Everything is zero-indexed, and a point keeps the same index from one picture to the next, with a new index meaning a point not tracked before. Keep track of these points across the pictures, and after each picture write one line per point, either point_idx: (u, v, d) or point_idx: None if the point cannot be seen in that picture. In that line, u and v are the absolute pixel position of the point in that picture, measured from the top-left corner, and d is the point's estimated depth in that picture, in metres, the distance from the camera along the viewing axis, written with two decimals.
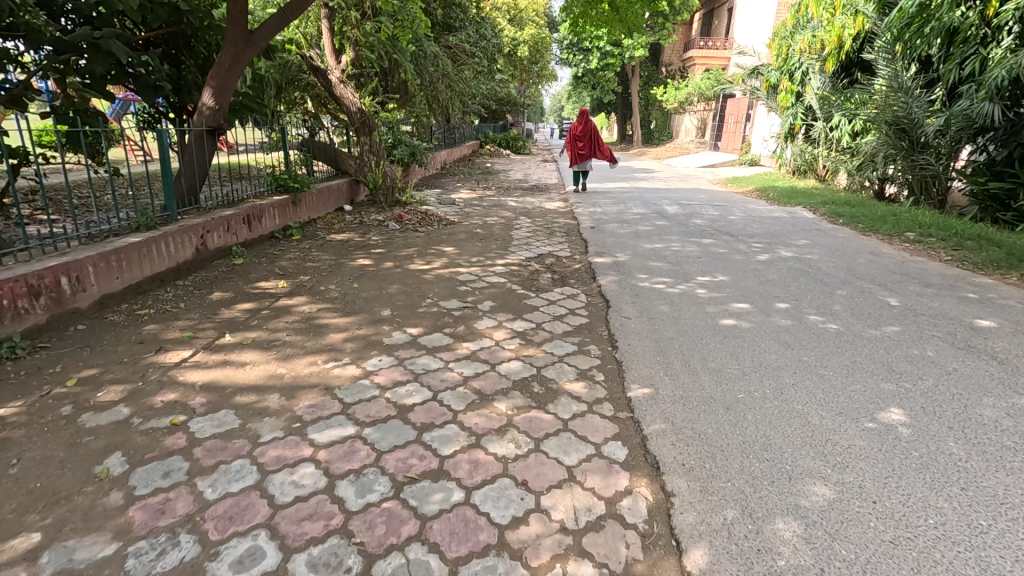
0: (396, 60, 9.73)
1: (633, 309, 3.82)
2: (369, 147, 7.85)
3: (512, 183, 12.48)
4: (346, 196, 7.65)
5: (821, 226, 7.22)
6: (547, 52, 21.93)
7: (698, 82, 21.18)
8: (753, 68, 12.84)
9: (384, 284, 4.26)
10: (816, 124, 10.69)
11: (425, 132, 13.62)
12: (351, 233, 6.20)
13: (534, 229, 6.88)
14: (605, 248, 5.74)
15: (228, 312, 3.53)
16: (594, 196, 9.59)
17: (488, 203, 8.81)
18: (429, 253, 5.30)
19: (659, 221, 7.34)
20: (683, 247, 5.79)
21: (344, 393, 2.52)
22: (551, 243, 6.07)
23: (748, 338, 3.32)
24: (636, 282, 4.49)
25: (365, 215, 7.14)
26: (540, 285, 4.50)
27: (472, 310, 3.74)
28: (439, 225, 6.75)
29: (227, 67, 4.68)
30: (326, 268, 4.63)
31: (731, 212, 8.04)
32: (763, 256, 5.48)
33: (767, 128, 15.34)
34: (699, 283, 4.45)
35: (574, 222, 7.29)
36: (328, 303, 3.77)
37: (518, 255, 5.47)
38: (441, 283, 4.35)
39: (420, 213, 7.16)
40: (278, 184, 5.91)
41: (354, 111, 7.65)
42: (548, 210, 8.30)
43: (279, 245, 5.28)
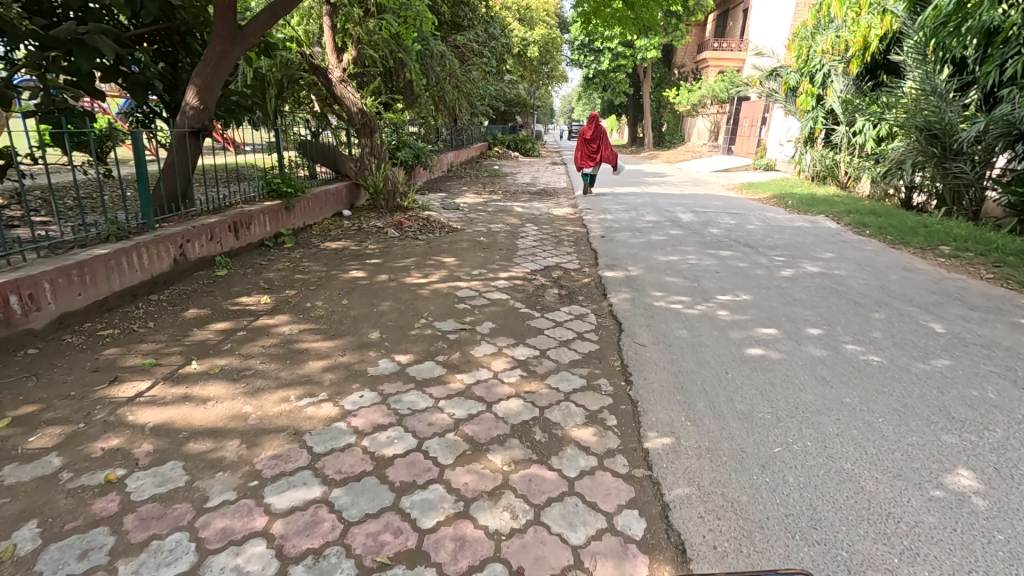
0: (401, 59, 9.41)
1: (648, 334, 3.43)
2: (370, 149, 7.52)
3: (519, 186, 12.14)
4: (345, 200, 7.33)
5: (845, 237, 6.80)
6: (558, 53, 21.54)
7: (712, 84, 20.72)
8: (772, 68, 12.30)
9: (375, 300, 3.91)
10: (838, 129, 10.23)
11: (431, 134, 13.30)
12: (348, 240, 5.88)
13: (541, 237, 6.52)
14: (616, 260, 5.37)
15: (200, 333, 3.21)
16: (605, 202, 9.21)
17: (493, 208, 8.47)
18: (428, 264, 4.96)
19: (673, 230, 6.95)
20: (700, 260, 5.40)
21: (315, 441, 2.18)
22: (559, 254, 5.71)
23: (780, 372, 2.92)
24: (651, 301, 4.11)
25: (364, 221, 6.82)
26: (545, 303, 4.14)
27: (469, 333, 3.38)
28: (440, 233, 6.42)
29: (213, 65, 4.37)
30: (315, 281, 4.30)
31: (749, 221, 7.62)
32: (787, 271, 5.08)
33: (783, 132, 14.88)
34: (720, 303, 4.06)
35: (584, 230, 6.93)
36: (312, 323, 3.43)
37: (523, 267, 5.11)
38: (438, 300, 4.00)
39: (422, 220, 6.83)
40: (270, 188, 5.57)
41: (355, 111, 7.36)
42: (556, 217, 7.92)
43: (268, 254, 4.96)
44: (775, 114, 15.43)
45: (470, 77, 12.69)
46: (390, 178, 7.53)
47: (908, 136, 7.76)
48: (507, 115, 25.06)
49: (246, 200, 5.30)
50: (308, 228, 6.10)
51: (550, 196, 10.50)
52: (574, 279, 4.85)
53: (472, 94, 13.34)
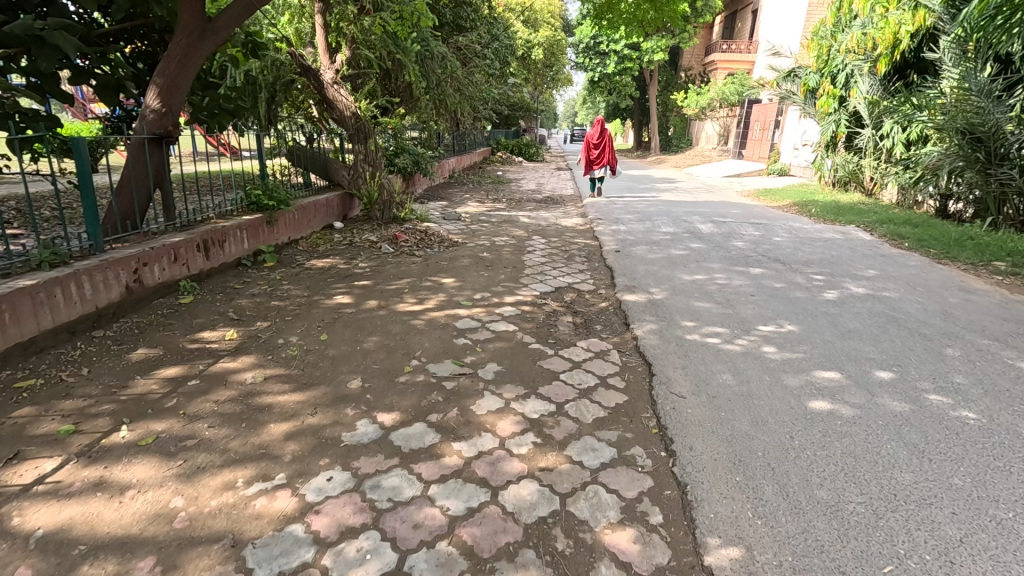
0: (399, 61, 8.91)
1: (685, 379, 2.85)
2: (364, 156, 6.99)
3: (524, 194, 11.59)
4: (336, 211, 6.78)
5: (883, 250, 6.21)
6: (563, 56, 21.04)
7: (721, 87, 20.16)
8: (790, 69, 11.63)
9: (360, 334, 3.35)
10: (862, 132, 9.64)
11: (432, 139, 12.76)
12: (337, 257, 5.33)
13: (550, 252, 5.95)
14: (636, 280, 4.79)
15: (142, 382, 2.64)
16: (616, 211, 8.64)
17: (497, 219, 7.91)
18: (424, 286, 4.39)
19: (694, 244, 6.37)
20: (729, 280, 4.81)
21: (259, 559, 1.60)
22: (570, 273, 5.13)
23: (860, 436, 2.33)
24: (681, 333, 3.52)
25: (357, 234, 6.28)
26: (559, 336, 3.56)
27: (470, 379, 2.81)
28: (439, 248, 5.86)
29: (178, 61, 3.84)
30: (292, 310, 3.74)
31: (775, 232, 7.04)
32: (831, 294, 4.49)
33: (798, 135, 14.31)
34: (763, 336, 3.47)
35: (596, 244, 6.35)
36: (282, 367, 2.86)
37: (531, 289, 4.54)
38: (433, 333, 3.43)
39: (419, 233, 6.28)
40: (250, 201, 5.03)
41: (348, 116, 6.86)
42: (565, 228, 7.36)
43: (244, 276, 4.40)
44: (789, 117, 14.86)
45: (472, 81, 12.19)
46: (386, 187, 6.99)
47: (948, 137, 7.19)
48: (510, 120, 24.57)
49: (221, 214, 4.75)
50: (293, 243, 5.55)
51: (557, 205, 9.93)
52: (589, 304, 4.28)
53: (474, 98, 12.82)
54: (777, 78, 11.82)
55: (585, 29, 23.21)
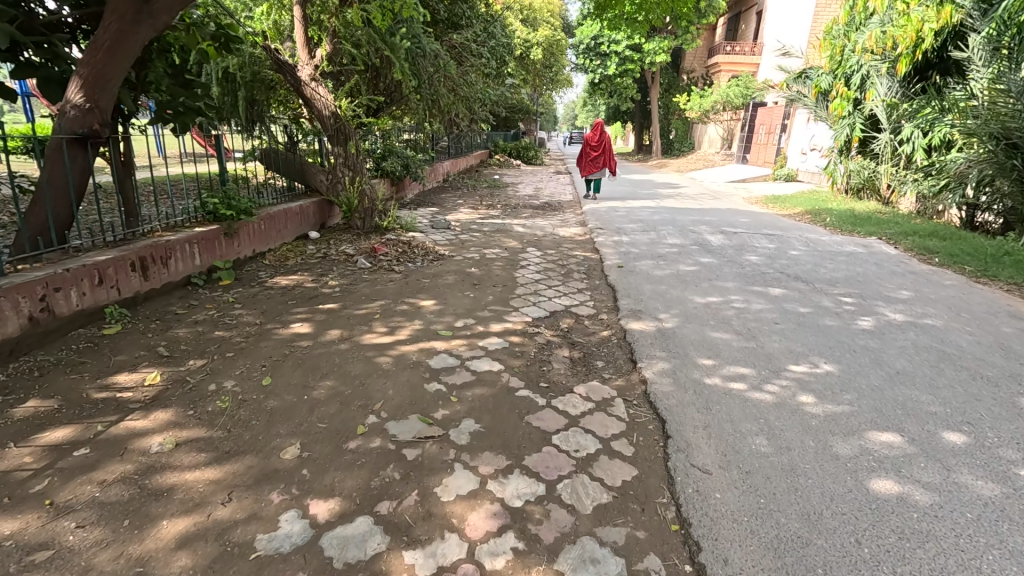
0: (387, 57, 8.35)
1: (709, 445, 2.27)
2: (344, 159, 6.39)
3: (520, 199, 11.03)
4: (312, 219, 6.20)
5: (912, 266, 5.66)
6: (563, 56, 20.54)
7: (725, 89, 19.64)
8: (802, 70, 10.98)
9: (311, 377, 2.76)
10: (879, 137, 9.10)
11: (425, 141, 12.21)
12: (305, 273, 4.75)
13: (545, 268, 5.38)
14: (642, 303, 4.22)
15: (14, 453, 2.05)
16: (617, 219, 8.09)
17: (489, 227, 7.34)
18: (399, 312, 3.82)
19: (704, 258, 5.79)
20: (748, 303, 4.24)
21: None
22: (568, 293, 4.56)
23: (948, 541, 1.76)
24: (698, 375, 2.95)
25: (333, 246, 5.71)
26: (553, 378, 2.98)
27: (437, 446, 2.23)
28: (422, 262, 5.28)
29: (108, 50, 3.26)
30: (237, 344, 3.15)
31: (791, 244, 6.47)
32: (865, 321, 3.92)
33: (806, 139, 13.80)
34: (797, 380, 2.90)
35: (596, 258, 5.78)
36: (202, 426, 2.28)
37: (522, 314, 3.96)
38: (401, 376, 2.85)
39: (402, 244, 5.70)
40: (206, 210, 4.44)
41: (327, 117, 6.28)
42: (563, 239, 6.78)
43: (191, 298, 3.82)
44: (797, 120, 14.33)
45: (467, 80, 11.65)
46: (367, 193, 6.39)
47: (980, 143, 6.65)
48: (508, 121, 24.02)
49: (169, 225, 4.17)
50: (258, 257, 4.98)
51: (555, 212, 9.37)
52: (588, 334, 3.70)
53: (469, 99, 12.28)
54: (787, 80, 11.20)
55: (586, 29, 22.71)
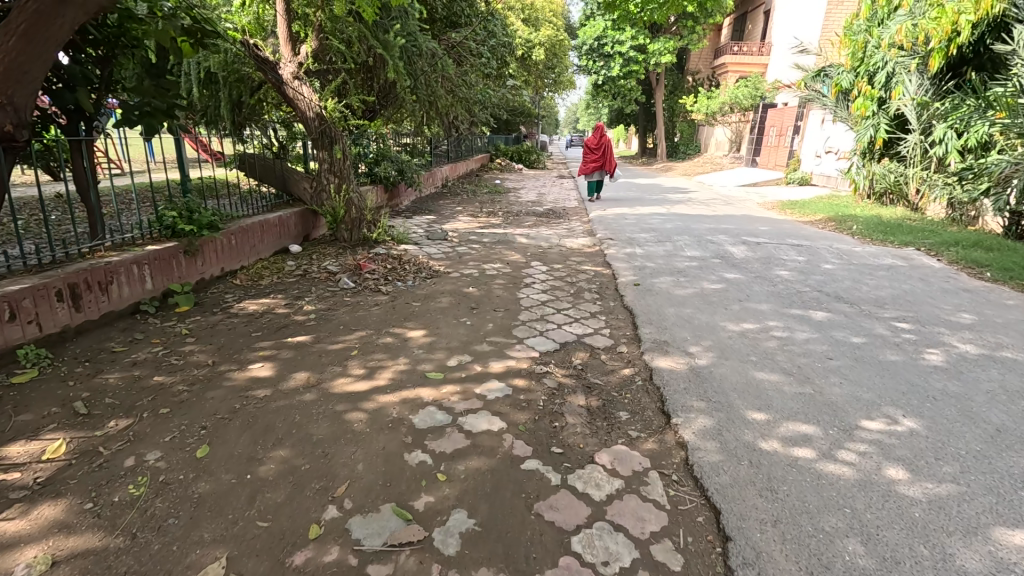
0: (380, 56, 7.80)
1: (786, 556, 1.67)
2: (329, 165, 5.78)
3: (523, 206, 10.46)
4: (294, 231, 5.61)
5: (963, 281, 5.06)
6: (565, 57, 20.01)
7: (733, 90, 19.07)
8: (820, 68, 10.32)
9: (259, 444, 2.17)
10: (907, 139, 8.51)
11: (422, 144, 11.67)
12: (280, 295, 4.17)
13: (552, 286, 4.79)
14: (667, 332, 3.62)
15: None
16: (628, 228, 7.51)
17: (490, 238, 6.76)
18: (382, 346, 3.22)
19: (728, 275, 5.19)
20: (791, 332, 3.64)
21: None
22: (580, 318, 3.96)
23: None
24: (750, 436, 2.34)
25: (315, 262, 5.13)
26: (567, 440, 2.39)
27: (415, 562, 1.63)
28: (413, 280, 4.69)
29: (22, 35, 2.67)
30: (177, 395, 2.56)
31: (822, 257, 5.87)
32: (934, 354, 3.31)
33: (821, 141, 13.24)
34: (877, 445, 2.29)
35: (608, 274, 5.19)
36: (98, 531, 1.69)
37: (528, 347, 3.36)
38: (376, 441, 2.25)
39: (392, 260, 5.10)
40: (163, 225, 3.83)
41: (311, 119, 5.71)
42: (570, 251, 6.18)
43: (135, 330, 3.23)
44: (811, 122, 13.76)
45: (466, 81, 11.10)
46: (355, 202, 5.79)
47: None
48: (510, 124, 23.51)
49: (117, 244, 3.58)
50: (227, 277, 4.39)
51: (559, 220, 8.78)
52: (607, 374, 3.10)
53: (469, 100, 11.73)
54: (804, 78, 10.57)
55: (590, 30, 22.19)
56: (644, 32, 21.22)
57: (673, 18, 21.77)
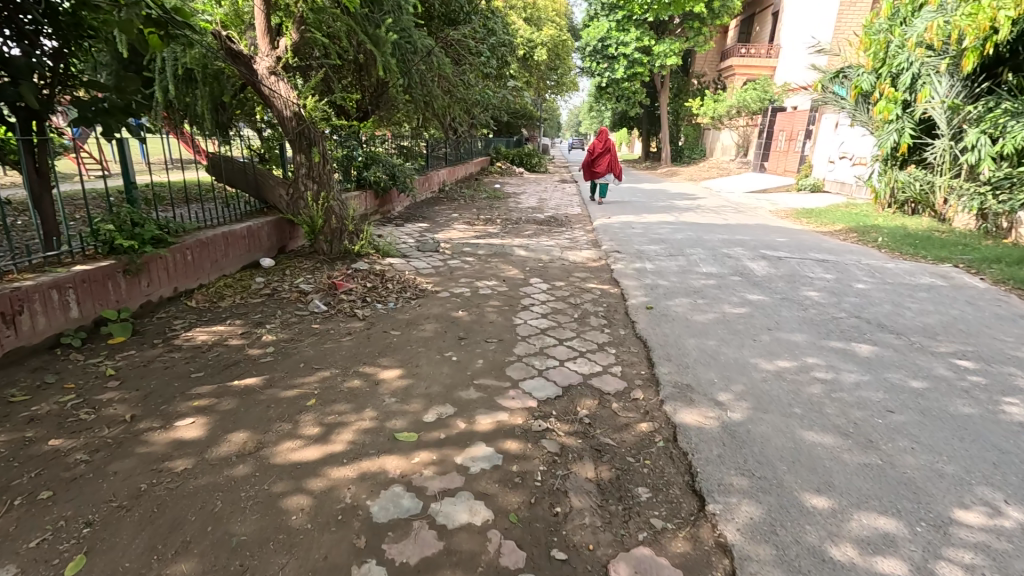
0: (371, 52, 7.28)
1: None
2: (307, 169, 5.22)
3: (523, 212, 9.92)
4: (268, 243, 5.05)
5: (1017, 305, 4.50)
6: (568, 58, 19.50)
7: (741, 93, 18.54)
8: (839, 68, 9.76)
9: (156, 555, 1.60)
10: (935, 144, 7.97)
11: (418, 147, 11.14)
12: (238, 321, 3.61)
13: (554, 309, 4.22)
14: (689, 372, 3.05)
15: None
16: (636, 239, 6.95)
17: (486, 249, 6.21)
18: (345, 393, 2.66)
19: (752, 296, 4.62)
20: (835, 373, 3.08)
21: None
22: (585, 353, 3.38)
23: None
24: (815, 536, 1.78)
25: (287, 278, 4.58)
26: (572, 538, 1.82)
27: None
28: (395, 301, 4.13)
29: None
30: (72, 468, 1.99)
31: (852, 275, 5.31)
32: (1014, 405, 2.74)
33: (835, 147, 12.71)
34: (986, 554, 1.72)
35: (616, 295, 4.63)
36: None
37: (524, 393, 2.79)
38: (317, 544, 1.69)
39: (373, 278, 4.52)
40: (98, 241, 3.28)
41: (289, 119, 5.19)
42: (573, 266, 5.62)
43: (50, 371, 2.68)
44: (823, 126, 13.24)
45: (465, 81, 10.58)
46: (335, 211, 5.22)
47: None
48: (511, 127, 23.00)
49: (38, 264, 3.03)
50: (181, 297, 3.84)
51: (561, 228, 8.22)
52: (620, 433, 2.52)
53: (467, 101, 11.21)
54: (822, 79, 10.02)
55: (593, 31, 21.68)
56: (649, 33, 20.71)
57: (679, 19, 21.28)
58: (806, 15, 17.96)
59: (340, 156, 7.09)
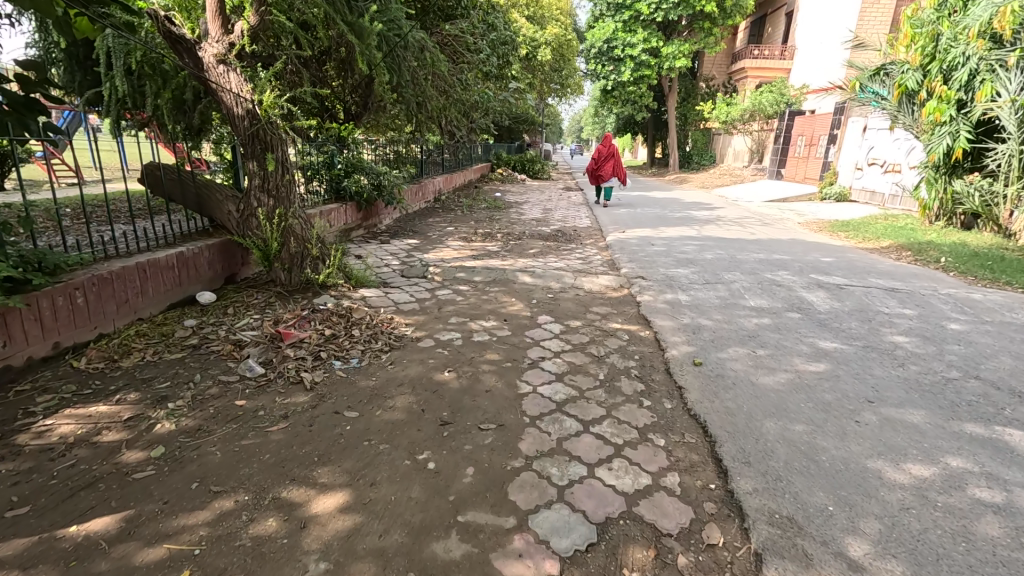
0: (354, 45, 6.34)
1: None
2: (262, 180, 4.19)
3: (526, 224, 8.93)
4: (212, 272, 4.05)
5: None
6: (573, 59, 18.56)
7: (755, 96, 17.52)
8: (880, 65, 8.79)
9: None
10: (999, 149, 7.00)
11: (412, 152, 10.19)
12: (134, 395, 2.58)
13: (571, 365, 3.19)
14: (788, 493, 2.00)
15: None
16: (660, 260, 5.94)
17: (483, 272, 5.20)
18: (245, 555, 1.62)
19: (825, 344, 3.58)
20: (1007, 492, 2.04)
21: None
22: (623, 449, 2.33)
23: None
24: None
25: (229, 321, 3.58)
26: None
27: None
28: (359, 357, 3.10)
29: None
30: None
31: (938, 309, 4.30)
32: None
33: (863, 152, 11.84)
34: None
35: (650, 344, 3.60)
36: None
37: (536, 542, 1.75)
38: None
39: (336, 322, 3.49)
40: None
41: (240, 117, 4.24)
42: (590, 298, 4.60)
43: None
44: (849, 130, 12.37)
45: (462, 80, 9.58)
46: (295, 230, 4.19)
47: None
48: (512, 131, 22.10)
49: None
50: (64, 358, 2.84)
51: (569, 245, 7.19)
52: None
53: (464, 103, 10.22)
54: (860, 77, 9.07)
55: (598, 31, 20.71)
56: (657, 33, 19.86)
57: (688, 20, 20.31)
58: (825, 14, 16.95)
59: (308, 166, 6.04)
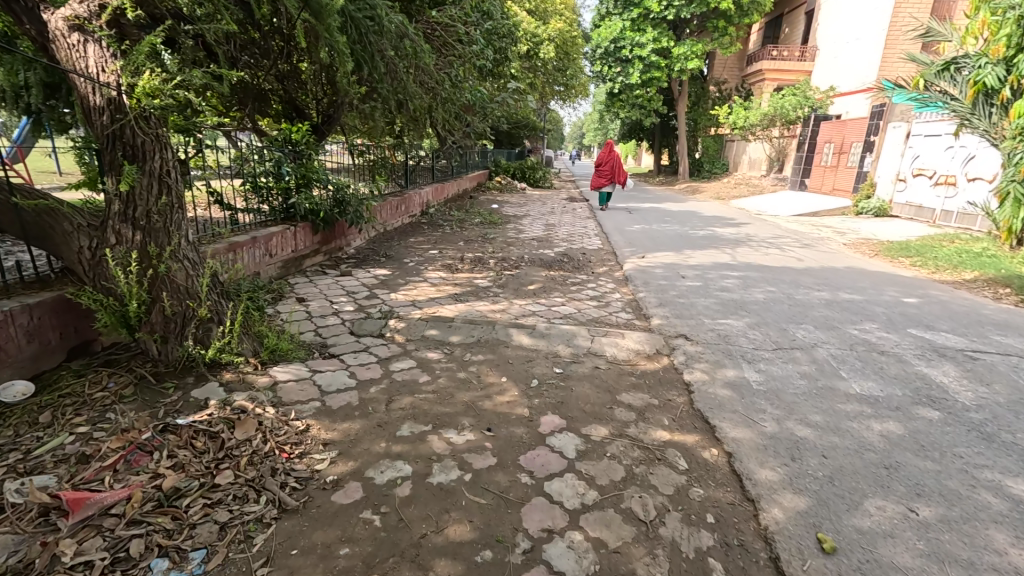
0: (306, 23, 4.94)
1: None
2: (125, 204, 2.76)
3: (524, 245, 7.54)
4: (33, 345, 2.59)
5: None
6: (579, 60, 17.23)
7: (776, 100, 16.13)
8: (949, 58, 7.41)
9: None
10: None
11: (394, 159, 8.80)
12: None
13: (602, 557, 1.75)
14: None
15: None
16: (701, 304, 4.53)
17: (464, 326, 3.77)
18: None
19: (1023, 491, 2.13)
20: None
21: None
22: None
23: None
24: None
25: (26, 445, 2.14)
26: None
27: None
28: (203, 549, 1.65)
29: None
30: None
31: None
32: None
33: (908, 160, 10.46)
34: None
35: (729, 487, 2.16)
36: None
37: None
38: None
39: (199, 454, 2.06)
40: None
41: (97, 110, 2.78)
42: (617, 375, 3.16)
43: None
44: (891, 137, 11.01)
45: (453, 77, 8.17)
46: (172, 278, 2.77)
47: None
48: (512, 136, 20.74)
49: None
50: None
51: (579, 276, 5.78)
52: None
53: (456, 105, 8.81)
54: (924, 72, 7.64)
55: (604, 30, 19.31)
56: (667, 33, 18.53)
57: (700, 20, 19.04)
58: (851, 13, 15.63)
59: (227, 179, 4.60)
